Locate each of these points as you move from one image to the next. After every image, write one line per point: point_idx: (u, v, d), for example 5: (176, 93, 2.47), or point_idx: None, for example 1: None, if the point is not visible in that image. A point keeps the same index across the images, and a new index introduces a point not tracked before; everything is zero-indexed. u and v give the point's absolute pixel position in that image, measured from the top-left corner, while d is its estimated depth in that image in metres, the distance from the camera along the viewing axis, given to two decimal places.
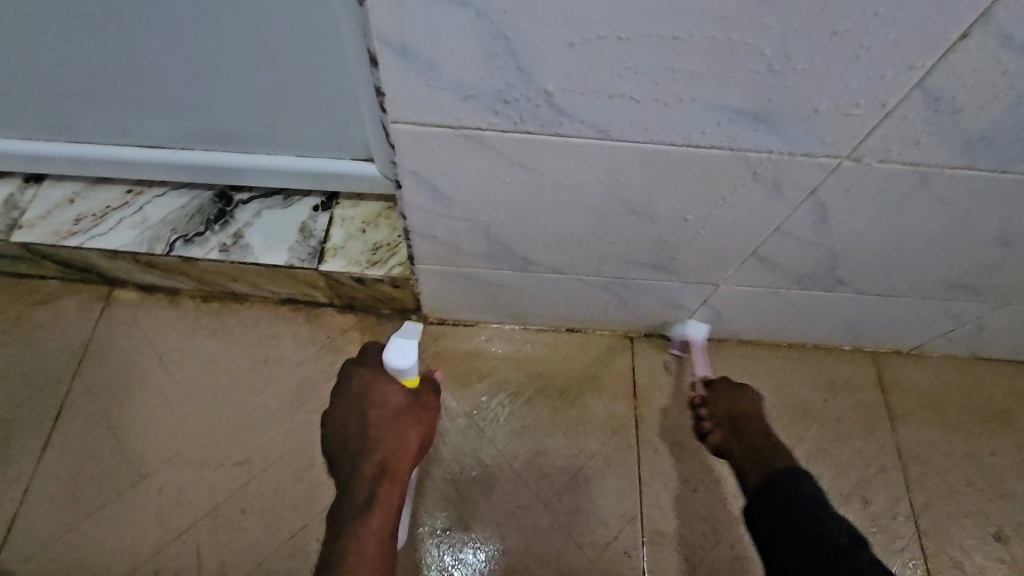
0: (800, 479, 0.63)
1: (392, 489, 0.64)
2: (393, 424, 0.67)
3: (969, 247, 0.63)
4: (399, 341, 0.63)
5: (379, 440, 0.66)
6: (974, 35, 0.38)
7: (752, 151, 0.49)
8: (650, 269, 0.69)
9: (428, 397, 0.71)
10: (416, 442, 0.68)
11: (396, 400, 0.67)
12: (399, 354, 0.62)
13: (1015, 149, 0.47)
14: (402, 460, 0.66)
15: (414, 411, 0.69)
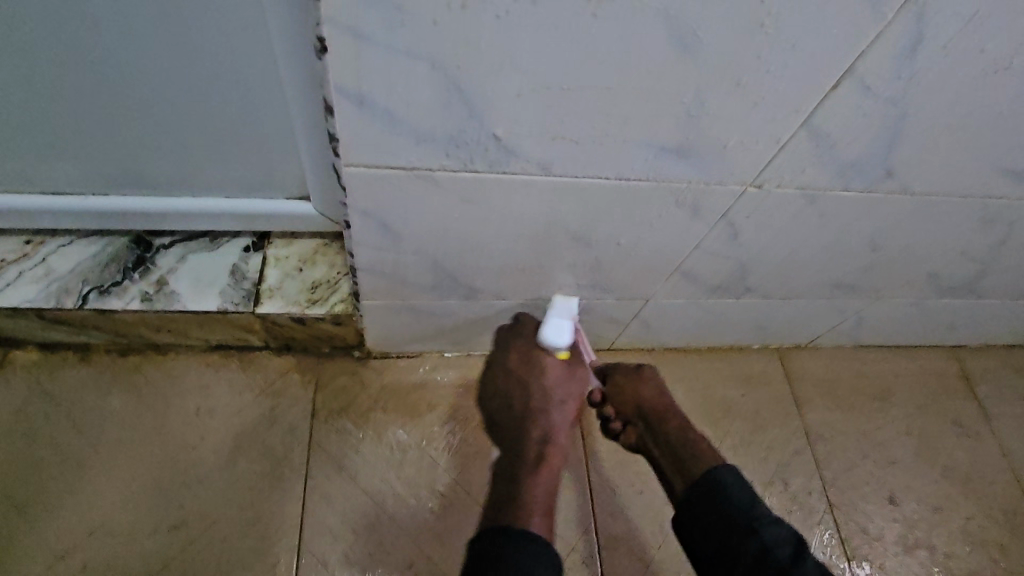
0: (727, 487, 0.65)
1: (561, 442, 0.75)
2: (570, 390, 0.77)
3: (847, 255, 0.74)
4: (555, 321, 0.74)
5: (547, 403, 0.75)
6: (842, 86, 0.46)
7: (674, 182, 0.55)
8: (586, 289, 0.75)
9: (581, 368, 0.79)
10: (573, 416, 0.77)
11: (551, 369, 0.76)
12: (553, 333, 0.74)
13: (878, 174, 0.57)
14: (557, 430, 0.75)
15: (572, 381, 0.77)
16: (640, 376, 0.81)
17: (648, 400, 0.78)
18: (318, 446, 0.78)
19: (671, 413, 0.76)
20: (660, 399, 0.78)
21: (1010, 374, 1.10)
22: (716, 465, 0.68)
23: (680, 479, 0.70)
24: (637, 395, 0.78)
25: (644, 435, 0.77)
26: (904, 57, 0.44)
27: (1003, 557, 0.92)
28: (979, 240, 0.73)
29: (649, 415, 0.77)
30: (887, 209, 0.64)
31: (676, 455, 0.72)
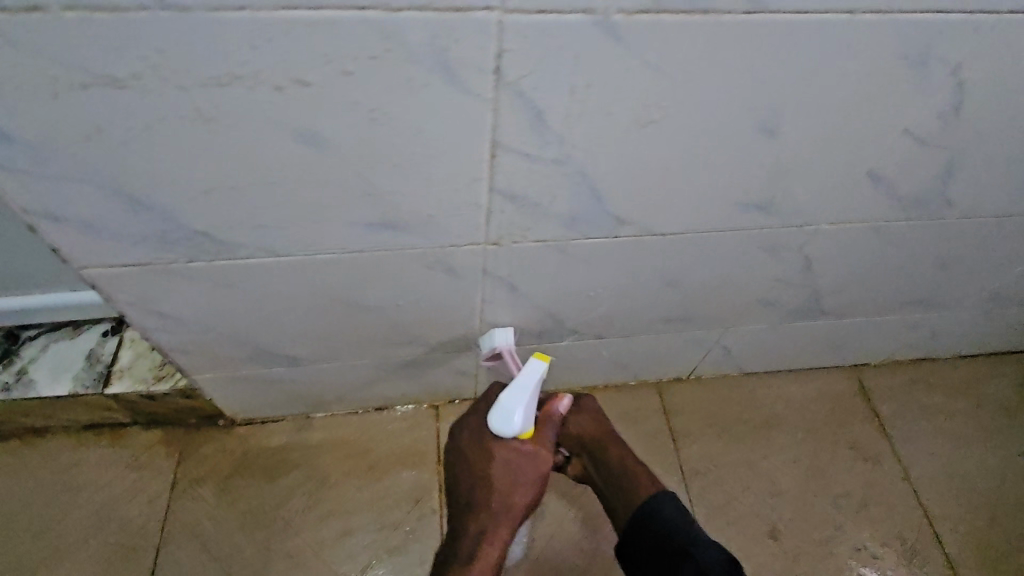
0: (656, 511, 0.69)
1: (509, 522, 0.72)
2: (515, 474, 0.72)
3: (650, 291, 0.75)
4: (501, 414, 0.68)
5: (490, 487, 0.72)
6: (500, 155, 0.50)
7: (408, 249, 0.59)
8: (405, 346, 0.78)
9: (547, 442, 0.73)
10: (524, 502, 0.72)
11: (506, 450, 0.71)
12: (500, 421, 0.69)
13: (609, 221, 0.60)
14: (501, 520, 0.71)
15: (525, 465, 0.72)
16: (577, 407, 0.80)
17: (588, 433, 0.78)
18: (174, 516, 0.83)
19: (614, 441, 0.78)
20: (599, 429, 0.79)
21: (916, 389, 1.06)
22: (650, 495, 0.71)
23: (624, 509, 0.72)
24: (579, 428, 0.79)
25: (586, 465, 0.78)
26: (539, 126, 0.48)
27: None
28: (783, 265, 0.73)
29: (594, 442, 0.78)
30: (652, 248, 0.66)
31: (619, 482, 0.74)
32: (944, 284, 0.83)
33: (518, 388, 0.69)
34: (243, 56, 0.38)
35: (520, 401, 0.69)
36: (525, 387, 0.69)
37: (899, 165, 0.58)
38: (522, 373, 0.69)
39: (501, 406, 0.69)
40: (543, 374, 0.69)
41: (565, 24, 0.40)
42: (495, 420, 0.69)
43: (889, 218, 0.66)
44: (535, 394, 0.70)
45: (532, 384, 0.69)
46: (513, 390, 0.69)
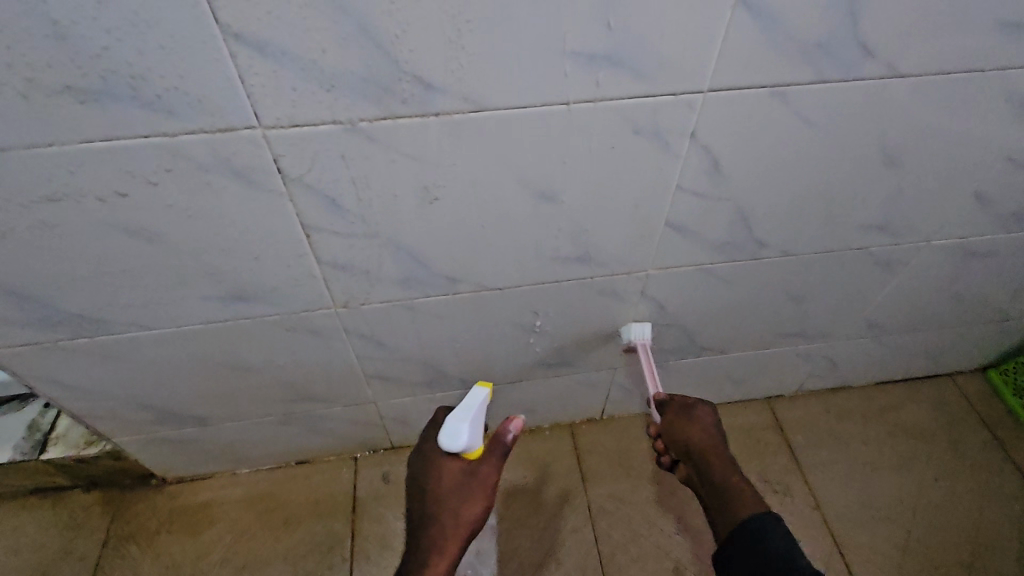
0: (767, 529, 0.60)
1: (455, 536, 0.68)
2: (465, 490, 0.69)
3: (517, 340, 0.81)
4: (446, 430, 0.70)
5: (441, 505, 0.69)
6: (314, 235, 0.59)
7: (266, 316, 0.68)
8: (302, 401, 0.85)
9: (490, 465, 0.70)
10: (476, 514, 0.68)
11: (451, 472, 0.70)
12: (446, 438, 0.69)
13: (442, 280, 0.68)
14: (452, 530, 0.68)
15: (471, 485, 0.69)
16: (691, 413, 0.73)
17: (697, 440, 0.70)
18: (102, 572, 0.89)
19: (714, 454, 0.69)
20: (713, 439, 0.71)
21: (830, 419, 1.08)
22: (756, 511, 0.62)
23: (723, 524, 0.64)
24: (687, 434, 0.72)
25: (695, 474, 0.70)
26: (337, 209, 0.56)
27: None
28: (637, 309, 0.80)
29: (699, 454, 0.70)
30: (497, 301, 0.73)
31: (722, 496, 0.65)
32: (811, 314, 0.88)
33: (462, 409, 0.71)
34: (64, 179, 0.49)
35: (466, 420, 0.70)
36: (467, 407, 0.71)
37: (691, 216, 0.65)
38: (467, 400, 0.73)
39: (449, 427, 0.70)
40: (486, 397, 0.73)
41: (321, 133, 0.49)
42: (443, 439, 0.69)
43: (713, 261, 0.73)
44: (481, 416, 0.72)
45: (478, 404, 0.71)
46: (458, 411, 0.71)
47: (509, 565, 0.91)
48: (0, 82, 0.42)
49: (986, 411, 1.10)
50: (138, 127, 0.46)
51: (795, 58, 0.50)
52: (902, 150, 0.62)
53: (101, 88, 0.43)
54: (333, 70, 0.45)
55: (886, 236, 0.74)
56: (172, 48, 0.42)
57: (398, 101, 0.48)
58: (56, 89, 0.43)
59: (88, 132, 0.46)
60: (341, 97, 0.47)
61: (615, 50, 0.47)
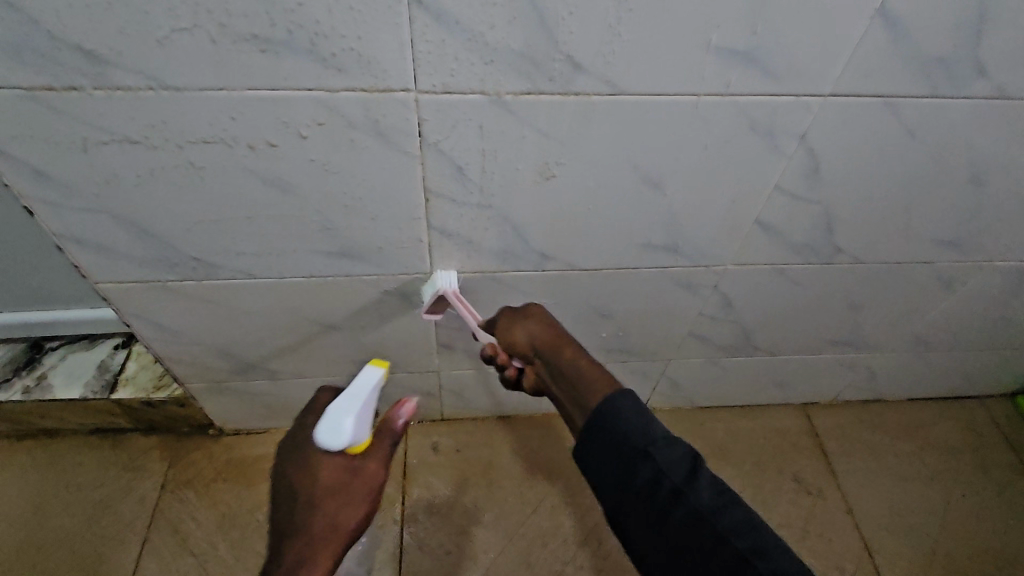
0: (619, 409, 0.53)
1: (329, 546, 0.59)
2: (344, 495, 0.61)
3: (585, 322, 0.85)
4: (330, 424, 0.61)
5: (315, 508, 0.60)
6: (432, 200, 0.62)
7: (365, 275, 0.71)
8: (371, 365, 0.88)
9: (377, 459, 0.64)
10: (359, 518, 0.62)
11: (330, 471, 0.62)
12: (328, 434, 0.61)
13: (535, 255, 0.71)
14: (331, 537, 0.60)
15: (351, 486, 0.62)
16: (527, 314, 0.69)
17: (545, 334, 0.66)
18: (160, 513, 0.92)
19: (564, 346, 0.63)
20: (552, 333, 0.65)
21: (864, 430, 1.12)
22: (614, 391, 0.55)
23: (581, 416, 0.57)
24: (542, 331, 0.66)
25: (541, 373, 0.65)
26: (459, 177, 0.60)
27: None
28: (705, 302, 0.83)
29: (543, 350, 0.64)
30: (578, 282, 0.76)
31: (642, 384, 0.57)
32: (865, 324, 0.91)
33: (349, 399, 0.63)
34: (225, 124, 0.52)
35: (353, 410, 0.62)
36: (354, 396, 0.63)
37: (780, 216, 0.69)
38: (354, 385, 0.65)
39: (330, 418, 0.62)
40: (376, 382, 0.65)
41: (467, 102, 0.52)
42: (321, 431, 0.61)
43: (788, 262, 0.76)
44: (371, 405, 0.65)
45: (366, 390, 0.64)
46: (342, 399, 0.63)
47: (552, 540, 0.94)
48: (196, 25, 0.45)
49: (1012, 435, 1.13)
50: (306, 81, 0.49)
51: (914, 71, 0.53)
52: (988, 170, 0.65)
53: (284, 40, 0.46)
54: (496, 43, 0.48)
55: (952, 253, 0.77)
56: (359, 9, 0.45)
57: (545, 78, 0.51)
58: (244, 38, 0.45)
59: (259, 80, 0.49)
60: (495, 70, 0.50)
61: (755, 49, 0.50)
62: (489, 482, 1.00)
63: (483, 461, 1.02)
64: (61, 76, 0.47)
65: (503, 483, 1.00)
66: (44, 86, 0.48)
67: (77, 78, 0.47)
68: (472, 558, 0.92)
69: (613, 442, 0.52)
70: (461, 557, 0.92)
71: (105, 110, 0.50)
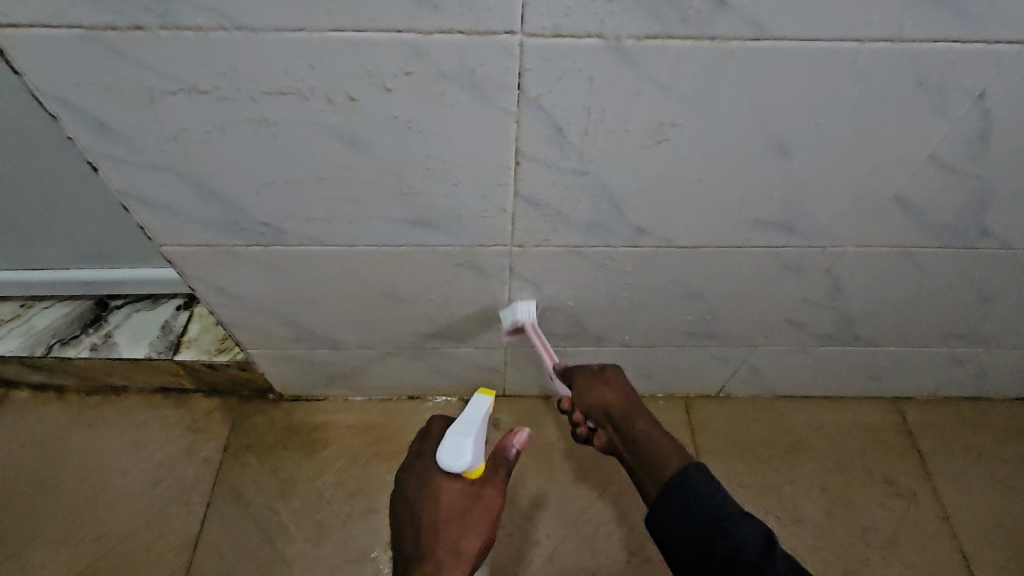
0: (686, 479, 0.56)
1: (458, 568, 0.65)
2: (464, 519, 0.67)
3: (671, 304, 0.77)
4: (449, 449, 0.68)
5: (440, 534, 0.67)
6: (523, 163, 0.54)
7: (440, 246, 0.65)
8: (436, 338, 0.84)
9: (494, 485, 0.68)
10: (477, 544, 0.67)
11: (452, 498, 0.68)
12: (448, 459, 0.68)
13: (629, 230, 0.63)
14: (455, 561, 0.65)
15: (470, 511, 0.67)
16: (600, 377, 0.70)
17: (614, 401, 0.67)
18: (223, 476, 0.92)
19: (634, 415, 0.65)
20: (620, 400, 0.67)
21: (965, 430, 1.01)
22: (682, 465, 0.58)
23: (653, 486, 0.59)
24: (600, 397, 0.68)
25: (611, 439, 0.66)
26: (557, 139, 0.52)
27: None
28: (811, 286, 0.74)
29: (614, 420, 0.65)
30: (671, 261, 0.69)
31: (648, 460, 0.61)
32: (990, 317, 0.80)
33: (463, 425, 0.69)
34: (303, 72, 0.46)
35: (466, 437, 0.68)
36: (467, 422, 0.69)
37: (925, 191, 0.58)
38: (468, 411, 0.70)
39: (450, 443, 0.69)
40: (485, 409, 0.70)
41: (580, 48, 0.44)
42: (442, 453, 0.69)
43: (920, 245, 0.66)
44: (483, 429, 0.70)
45: (480, 418, 0.69)
46: (459, 425, 0.69)
47: (617, 528, 0.90)
48: None
49: None
50: (397, 19, 0.42)
51: None
52: None
53: None
54: None
55: None
56: None
57: (677, 20, 0.43)
58: None
59: (344, 19, 0.42)
60: (619, 10, 0.42)
61: None
62: (552, 463, 0.96)
63: (545, 441, 0.98)
64: (128, 13, 0.42)
65: (567, 465, 0.95)
66: (108, 25, 0.42)
67: (143, 16, 0.42)
68: (533, 541, 0.88)
69: (686, 502, 0.56)
70: (522, 539, 0.88)
71: (173, 53, 0.44)
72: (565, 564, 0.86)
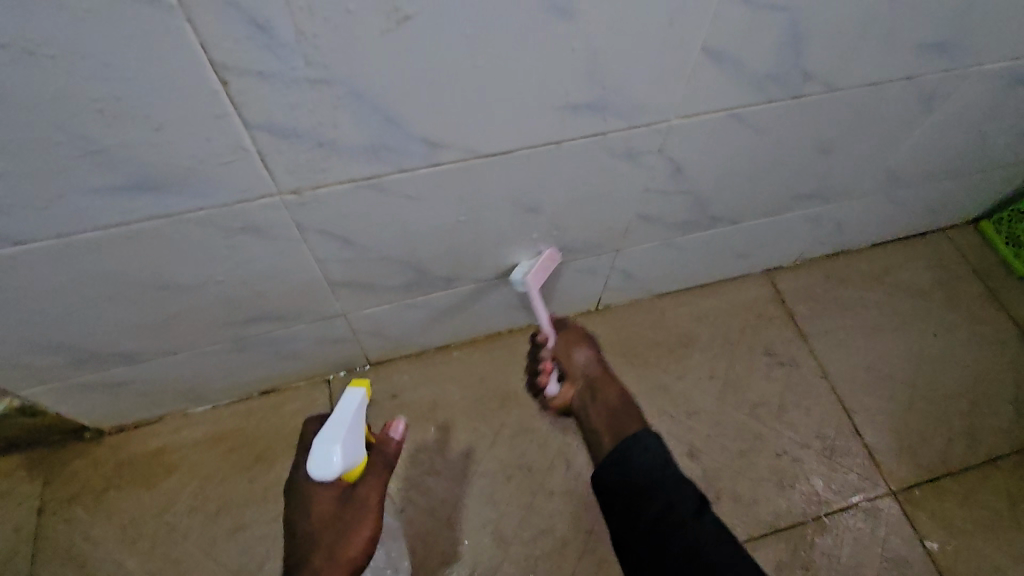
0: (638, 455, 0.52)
1: None
2: (343, 518, 0.55)
3: (509, 223, 0.67)
4: (317, 457, 0.52)
5: (314, 544, 0.55)
6: (233, 81, 0.41)
7: (187, 213, 0.51)
8: (255, 323, 0.70)
9: (372, 481, 0.56)
10: (369, 537, 0.56)
11: (324, 505, 0.55)
12: (320, 469, 0.51)
13: (420, 146, 0.52)
14: (339, 563, 0.54)
15: (350, 506, 0.55)
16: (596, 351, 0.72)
17: (592, 379, 0.68)
18: (44, 541, 0.76)
19: (606, 385, 0.67)
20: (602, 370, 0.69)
21: (831, 285, 1.03)
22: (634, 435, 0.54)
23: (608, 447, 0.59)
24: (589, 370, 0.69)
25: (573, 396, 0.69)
26: (266, 40, 0.39)
27: (761, 476, 0.85)
28: (650, 172, 0.66)
29: (592, 381, 0.68)
30: (486, 177, 0.58)
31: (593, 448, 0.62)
32: (834, 167, 0.78)
33: (332, 426, 0.53)
34: None
35: (338, 439, 0.52)
36: (338, 423, 0.53)
37: (732, 35, 0.51)
38: (337, 409, 0.54)
39: (317, 451, 0.52)
40: (361, 403, 0.55)
41: None
42: (313, 468, 0.52)
43: (746, 102, 0.59)
44: (358, 427, 0.55)
45: (351, 416, 0.54)
46: (325, 430, 0.53)
47: (515, 472, 0.84)
48: None
49: (980, 263, 1.07)
50: None
51: None
52: None
53: None
54: None
55: (935, 61, 0.63)
56: None
57: None
58: None
59: None
60: None
61: None
62: (436, 423, 0.87)
63: (425, 401, 0.89)
64: None
65: (453, 421, 0.87)
66: None
67: None
68: (429, 510, 0.81)
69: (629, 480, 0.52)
70: (417, 511, 0.80)
71: None
72: (467, 523, 0.80)
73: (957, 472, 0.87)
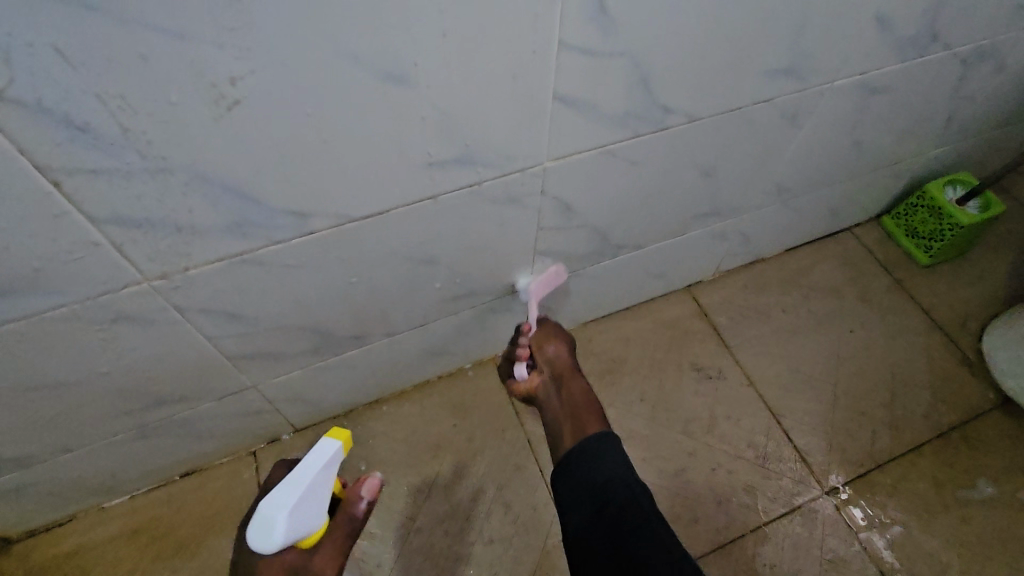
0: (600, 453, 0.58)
1: None
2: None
3: (406, 277, 0.68)
4: (260, 525, 0.48)
5: None
6: (64, 180, 0.40)
7: (47, 312, 0.49)
8: (156, 407, 0.68)
9: (327, 553, 0.57)
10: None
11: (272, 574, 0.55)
12: (259, 538, 0.48)
13: (287, 217, 0.52)
14: None
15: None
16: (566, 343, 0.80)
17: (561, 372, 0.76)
18: None
19: (570, 378, 0.75)
20: (569, 364, 0.77)
21: (749, 294, 1.06)
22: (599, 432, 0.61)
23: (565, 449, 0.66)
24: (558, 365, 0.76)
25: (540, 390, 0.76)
26: (90, 139, 0.38)
27: (698, 493, 0.86)
28: (539, 213, 0.68)
29: (556, 375, 0.76)
30: (367, 238, 0.59)
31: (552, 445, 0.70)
32: (723, 186, 0.81)
33: (290, 485, 0.50)
34: None
35: (290, 505, 0.49)
36: (297, 483, 0.50)
37: (580, 82, 0.53)
38: (303, 463, 0.51)
39: (264, 513, 0.49)
40: (329, 462, 0.52)
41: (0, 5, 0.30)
42: (253, 534, 0.48)
43: (614, 139, 0.62)
44: (319, 486, 0.52)
45: (311, 478, 0.50)
46: (282, 490, 0.49)
47: (452, 523, 0.82)
48: None
49: (885, 257, 1.12)
50: None
51: None
52: None
53: None
54: None
55: (787, 84, 0.67)
56: None
57: None
58: None
59: None
60: None
61: None
62: None
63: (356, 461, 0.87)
64: None
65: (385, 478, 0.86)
66: None
67: None
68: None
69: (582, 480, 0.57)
70: None
71: None
72: None
73: (885, 463, 0.89)
